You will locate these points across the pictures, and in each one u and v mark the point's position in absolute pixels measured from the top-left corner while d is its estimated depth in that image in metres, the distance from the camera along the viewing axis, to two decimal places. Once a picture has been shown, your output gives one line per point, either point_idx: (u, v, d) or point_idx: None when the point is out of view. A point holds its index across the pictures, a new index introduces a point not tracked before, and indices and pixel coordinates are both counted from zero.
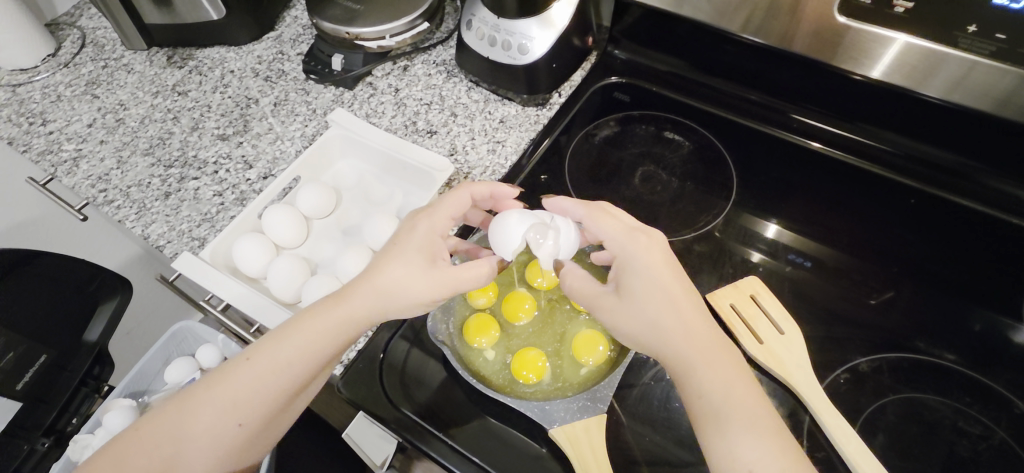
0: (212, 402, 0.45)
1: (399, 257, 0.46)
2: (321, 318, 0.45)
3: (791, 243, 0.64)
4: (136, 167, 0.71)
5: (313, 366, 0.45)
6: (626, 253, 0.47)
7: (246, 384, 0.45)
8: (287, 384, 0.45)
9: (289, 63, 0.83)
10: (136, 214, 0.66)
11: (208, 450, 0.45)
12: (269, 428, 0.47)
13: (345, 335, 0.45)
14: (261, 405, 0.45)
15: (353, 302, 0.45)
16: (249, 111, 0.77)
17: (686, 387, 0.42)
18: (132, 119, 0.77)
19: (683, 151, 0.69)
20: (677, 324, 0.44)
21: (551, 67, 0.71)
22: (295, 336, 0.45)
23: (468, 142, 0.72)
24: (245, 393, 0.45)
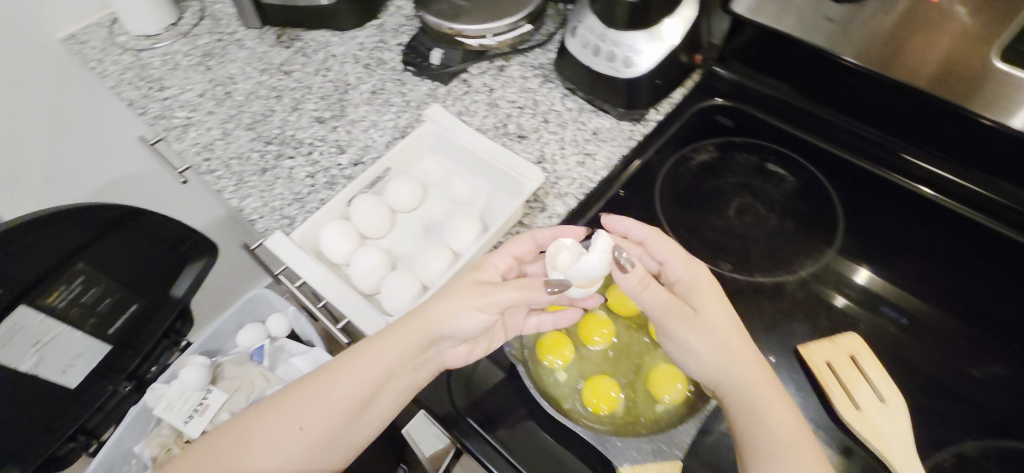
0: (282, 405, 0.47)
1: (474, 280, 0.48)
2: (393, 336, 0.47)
3: (899, 302, 0.58)
4: (238, 140, 0.74)
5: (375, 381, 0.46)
6: (685, 281, 0.48)
7: (315, 390, 0.47)
8: (352, 396, 0.46)
9: (388, 52, 0.84)
10: (234, 185, 0.69)
11: (272, 456, 0.46)
12: (333, 446, 0.47)
13: (411, 352, 0.47)
14: (324, 410, 0.46)
15: (411, 317, 0.47)
16: (347, 97, 0.79)
17: (744, 412, 0.43)
18: (239, 94, 0.80)
19: (786, 187, 0.65)
20: (737, 356, 0.45)
21: (654, 83, 0.68)
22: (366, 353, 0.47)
23: (558, 150, 0.70)
24: (313, 404, 0.47)
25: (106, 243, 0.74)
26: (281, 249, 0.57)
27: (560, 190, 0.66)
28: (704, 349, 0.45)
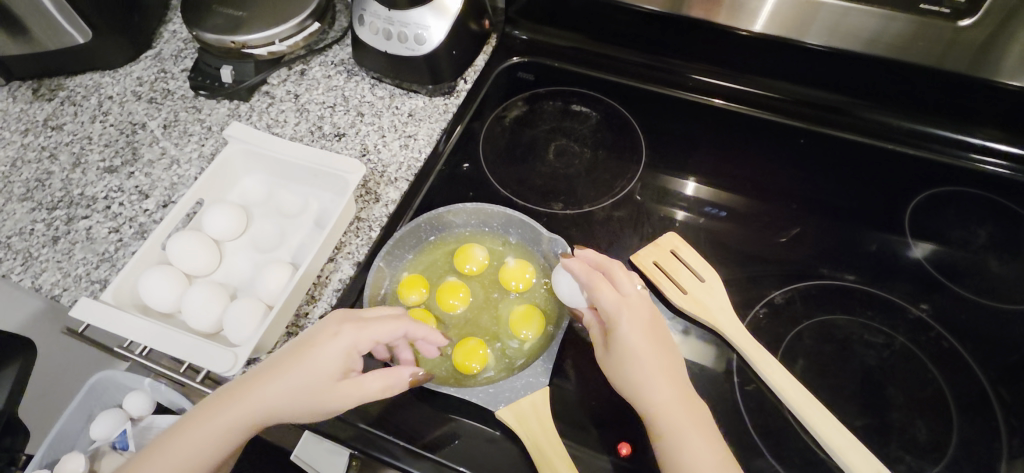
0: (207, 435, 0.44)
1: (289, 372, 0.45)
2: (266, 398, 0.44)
3: (704, 196, 0.68)
4: (14, 214, 0.65)
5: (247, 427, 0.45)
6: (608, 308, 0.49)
7: (249, 404, 0.44)
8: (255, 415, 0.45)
9: (173, 81, 0.77)
10: (22, 265, 0.61)
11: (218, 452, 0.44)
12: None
13: (246, 425, 0.45)
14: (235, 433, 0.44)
15: (240, 392, 0.45)
16: (136, 137, 0.72)
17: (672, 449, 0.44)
18: (2, 164, 0.69)
19: (591, 122, 0.73)
20: (668, 373, 0.47)
21: (451, 54, 0.70)
22: (223, 418, 0.44)
23: (379, 140, 0.70)
24: (290, 392, 0.44)
25: None
26: (93, 315, 0.51)
27: (390, 177, 0.66)
28: (639, 387, 0.46)
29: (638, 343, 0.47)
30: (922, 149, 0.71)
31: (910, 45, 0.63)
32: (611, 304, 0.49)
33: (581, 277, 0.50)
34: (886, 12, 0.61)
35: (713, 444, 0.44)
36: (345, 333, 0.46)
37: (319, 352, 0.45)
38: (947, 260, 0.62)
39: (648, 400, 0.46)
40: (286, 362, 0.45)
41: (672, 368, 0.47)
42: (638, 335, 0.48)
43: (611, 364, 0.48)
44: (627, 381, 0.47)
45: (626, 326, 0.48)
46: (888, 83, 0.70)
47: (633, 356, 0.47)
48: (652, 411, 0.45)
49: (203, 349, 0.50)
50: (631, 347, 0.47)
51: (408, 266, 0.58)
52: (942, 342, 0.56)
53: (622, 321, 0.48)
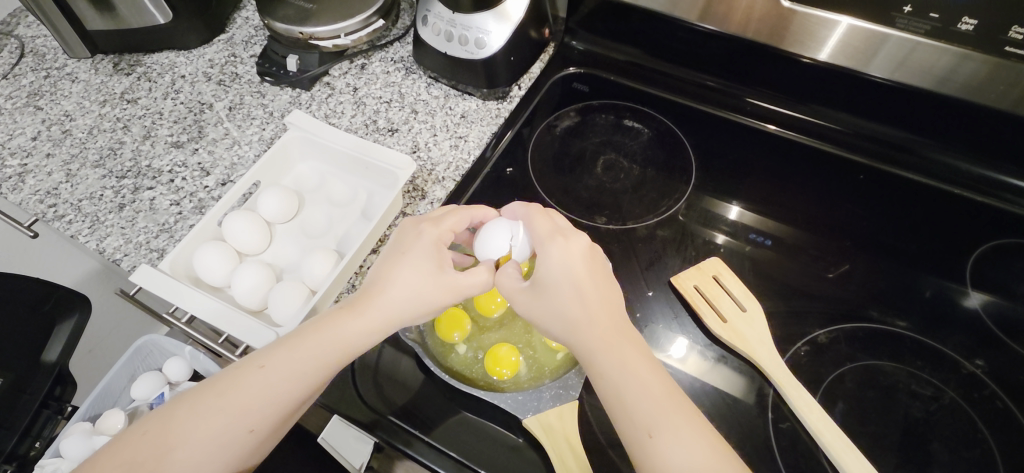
0: (266, 379, 0.44)
1: (405, 273, 0.47)
2: (344, 328, 0.45)
3: (750, 222, 0.67)
4: (86, 179, 0.69)
5: (326, 365, 0.45)
6: (550, 248, 0.47)
7: (369, 314, 0.46)
8: (372, 321, 0.46)
9: (241, 65, 0.81)
10: (89, 228, 0.64)
11: (271, 395, 0.43)
12: (277, 431, 0.46)
13: (346, 347, 0.45)
14: (295, 373, 0.44)
15: (342, 312, 0.46)
16: (203, 115, 0.75)
17: (611, 389, 0.42)
18: (80, 131, 0.74)
19: (642, 138, 0.73)
20: (637, 351, 0.44)
21: (509, 60, 0.71)
22: (309, 346, 0.44)
23: (430, 138, 0.71)
24: (404, 293, 0.46)
25: None
26: (151, 281, 0.54)
27: (438, 176, 0.67)
28: (604, 361, 0.43)
29: (570, 276, 0.46)
30: (992, 197, 0.67)
31: (984, 85, 0.60)
32: (543, 234, 0.49)
33: (519, 215, 0.52)
34: (964, 51, 0.57)
35: (655, 380, 0.42)
36: (426, 232, 0.49)
37: (421, 240, 0.49)
38: (1009, 316, 0.59)
39: (614, 376, 0.42)
40: (388, 268, 0.48)
41: (608, 303, 0.46)
42: (567, 267, 0.46)
43: (543, 308, 0.46)
44: (555, 318, 0.45)
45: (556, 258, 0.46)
46: (959, 125, 0.67)
47: (556, 289, 0.46)
48: (583, 352, 0.44)
49: (251, 328, 0.52)
50: (559, 281, 0.46)
51: None
52: (995, 402, 0.53)
53: (549, 252, 0.47)
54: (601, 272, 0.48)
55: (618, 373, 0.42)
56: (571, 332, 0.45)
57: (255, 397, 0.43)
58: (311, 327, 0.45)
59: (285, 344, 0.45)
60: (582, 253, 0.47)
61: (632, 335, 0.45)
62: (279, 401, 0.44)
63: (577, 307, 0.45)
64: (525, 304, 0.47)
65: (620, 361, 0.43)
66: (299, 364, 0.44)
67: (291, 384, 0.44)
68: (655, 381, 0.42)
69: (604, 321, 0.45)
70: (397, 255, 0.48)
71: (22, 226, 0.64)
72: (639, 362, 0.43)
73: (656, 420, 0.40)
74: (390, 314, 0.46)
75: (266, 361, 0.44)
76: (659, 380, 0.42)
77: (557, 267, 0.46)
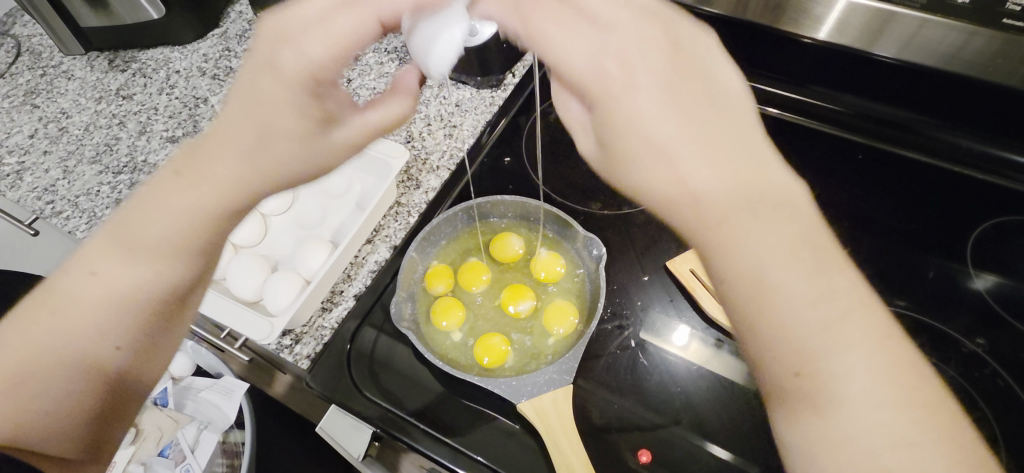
0: (104, 279, 0.38)
1: (245, 126, 0.36)
2: (178, 199, 0.37)
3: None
4: (83, 176, 0.69)
5: (175, 246, 0.38)
6: (619, 71, 0.32)
7: (202, 179, 0.37)
8: (216, 183, 0.37)
9: (236, 59, 0.80)
10: (87, 223, 0.65)
11: (110, 292, 0.38)
12: (157, 334, 0.41)
13: (206, 208, 0.37)
14: (132, 262, 0.38)
15: (182, 173, 0.37)
16: (198, 110, 0.75)
17: (783, 326, 0.29)
18: (76, 128, 0.74)
19: None
20: (789, 228, 0.30)
21: (502, 46, 0.70)
22: (146, 228, 0.38)
23: (424, 128, 0.71)
24: (247, 157, 0.36)
25: None
26: None
27: (432, 165, 0.67)
28: (753, 254, 0.30)
29: (663, 134, 0.31)
30: (996, 175, 0.66)
31: (990, 62, 0.58)
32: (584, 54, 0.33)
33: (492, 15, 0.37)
34: (973, 28, 0.55)
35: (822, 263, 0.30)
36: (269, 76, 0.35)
37: (275, 64, 0.34)
38: (1012, 294, 0.58)
39: (774, 283, 0.29)
40: (235, 114, 0.36)
41: (717, 148, 0.31)
42: (651, 111, 0.32)
43: (641, 177, 0.32)
44: (667, 191, 0.32)
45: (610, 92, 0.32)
46: (961, 102, 0.66)
47: (647, 147, 0.32)
48: (711, 243, 0.31)
49: (247, 319, 0.53)
50: (647, 130, 0.32)
51: (440, 253, 0.59)
52: (997, 380, 0.52)
53: (618, 100, 0.32)
54: (713, 90, 0.33)
55: (766, 278, 0.30)
56: (692, 207, 0.31)
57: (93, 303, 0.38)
58: (148, 200, 0.38)
59: (117, 231, 0.39)
60: (674, 69, 0.33)
61: (779, 212, 0.31)
62: (133, 295, 0.39)
63: (699, 159, 0.31)
64: (606, 165, 0.35)
65: (771, 257, 0.30)
66: (138, 251, 0.38)
67: (140, 277, 0.38)
68: (828, 289, 0.30)
69: (730, 204, 0.30)
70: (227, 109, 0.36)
71: (20, 223, 0.65)
72: (786, 238, 0.30)
73: (839, 354, 0.29)
74: (228, 178, 0.36)
75: (96, 265, 0.39)
76: (826, 272, 0.30)
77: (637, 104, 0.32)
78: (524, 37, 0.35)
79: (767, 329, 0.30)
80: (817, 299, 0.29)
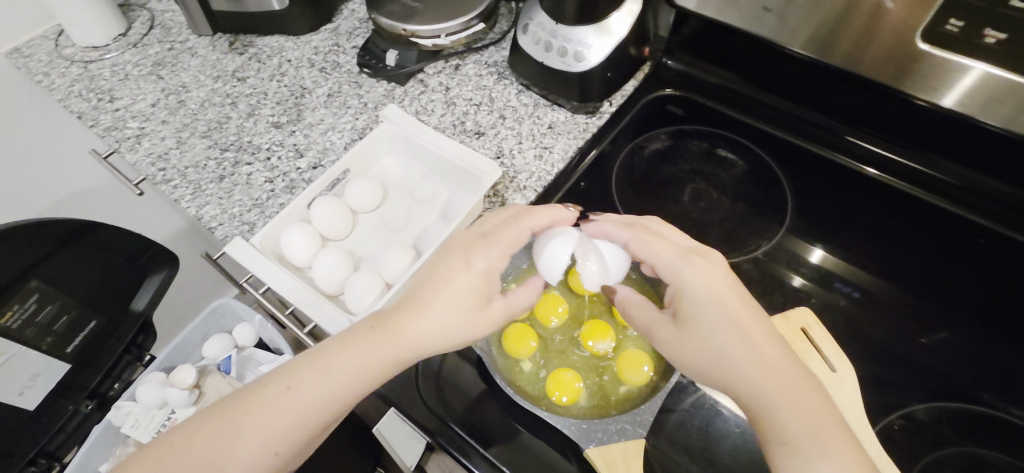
0: (284, 404, 0.44)
1: (451, 293, 0.46)
2: (369, 349, 0.45)
3: (835, 269, 0.62)
4: (193, 148, 0.74)
5: (353, 397, 0.45)
6: (694, 279, 0.45)
7: (398, 343, 0.45)
8: (407, 349, 0.45)
9: (344, 55, 0.84)
10: (191, 194, 0.69)
11: (285, 416, 0.44)
12: (302, 452, 0.46)
13: (393, 366, 0.45)
14: (315, 392, 0.44)
15: (379, 328, 0.46)
16: (304, 100, 0.78)
17: (797, 460, 0.38)
18: (193, 102, 0.79)
19: (735, 171, 0.70)
20: (813, 402, 0.41)
21: (605, 75, 0.70)
22: (338, 365, 0.45)
23: (515, 145, 0.71)
24: (440, 322, 0.45)
25: (59, 261, 0.73)
26: (243, 253, 0.57)
27: (519, 184, 0.67)
28: (784, 415, 0.40)
29: (713, 305, 0.44)
30: None
31: None
32: (663, 258, 0.47)
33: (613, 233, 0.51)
34: None
35: (836, 424, 0.40)
36: (478, 260, 0.47)
37: (478, 248, 0.47)
38: None
39: (797, 435, 0.39)
40: (432, 285, 0.47)
41: (761, 333, 0.44)
42: (713, 300, 0.44)
43: (683, 343, 0.45)
44: (710, 356, 0.43)
45: (689, 293, 0.45)
46: None
47: (704, 325, 0.44)
48: (747, 398, 0.41)
49: (327, 311, 0.54)
50: (705, 318, 0.44)
51: (518, 276, 0.59)
52: None
53: (684, 281, 0.45)
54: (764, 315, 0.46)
55: (783, 426, 0.40)
56: (738, 367, 0.42)
57: (276, 421, 0.43)
58: (338, 346, 0.46)
59: (316, 359, 0.45)
60: (734, 280, 0.46)
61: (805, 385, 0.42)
62: (304, 419, 0.44)
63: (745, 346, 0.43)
64: (676, 341, 0.46)
65: (798, 422, 0.40)
66: (327, 389, 0.44)
67: (319, 411, 0.44)
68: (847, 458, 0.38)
69: (763, 386, 0.41)
70: (440, 265, 0.47)
71: (134, 184, 0.70)
72: (811, 406, 0.40)
73: None
74: (417, 343, 0.45)
75: (291, 382, 0.45)
76: (840, 433, 0.39)
77: (696, 296, 0.45)
78: (634, 242, 0.49)
79: (790, 445, 0.39)
80: (835, 448, 0.38)
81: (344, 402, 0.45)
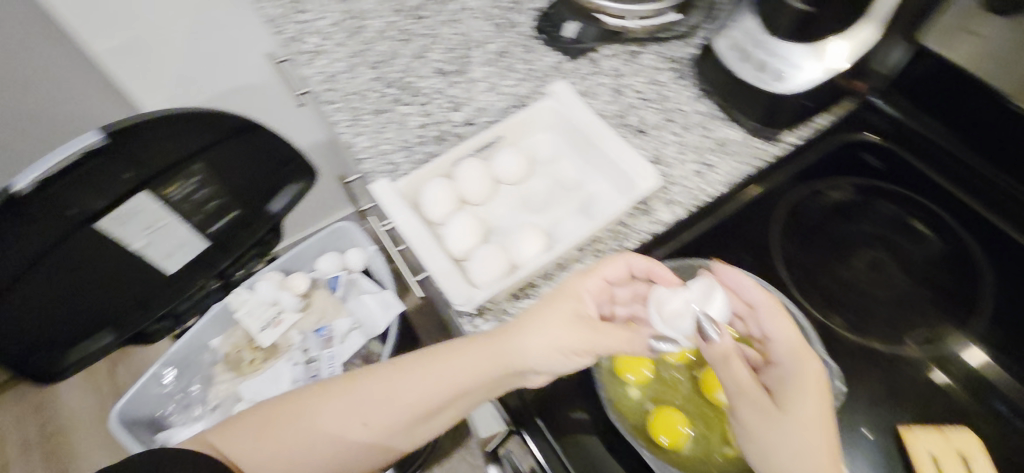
0: (387, 384, 0.51)
1: (555, 318, 0.49)
2: (468, 356, 0.50)
3: (1000, 384, 0.55)
4: (360, 76, 0.75)
5: (446, 391, 0.50)
6: (790, 373, 0.46)
7: (497, 355, 0.49)
8: (501, 363, 0.49)
9: (522, 15, 0.81)
10: (350, 120, 0.71)
11: (385, 392, 0.51)
12: (392, 440, 0.52)
13: (487, 374, 0.49)
14: (415, 380, 0.51)
15: (482, 338, 0.50)
16: (472, 53, 0.77)
17: None
18: (371, 31, 0.81)
19: (928, 250, 0.62)
20: None
21: (800, 103, 0.61)
22: (440, 364, 0.51)
23: (677, 154, 0.66)
24: (541, 343, 0.48)
25: (222, 150, 0.79)
26: (384, 196, 0.57)
27: (670, 196, 0.62)
28: None
29: (803, 401, 0.44)
30: None
31: None
32: (781, 334, 0.48)
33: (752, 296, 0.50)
34: None
35: None
36: (586, 284, 0.50)
37: (590, 277, 0.51)
38: None
39: None
40: (537, 309, 0.50)
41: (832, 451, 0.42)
42: (806, 396, 0.44)
43: (758, 412, 0.44)
44: (775, 438, 0.43)
45: (793, 380, 0.45)
46: None
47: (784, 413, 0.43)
48: None
49: (451, 276, 0.53)
50: (790, 406, 0.44)
51: None
52: None
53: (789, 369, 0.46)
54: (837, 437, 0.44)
55: None
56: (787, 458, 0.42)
57: (376, 395, 0.51)
58: (442, 349, 0.52)
59: (423, 355, 0.52)
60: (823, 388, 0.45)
61: None
62: (401, 404, 0.51)
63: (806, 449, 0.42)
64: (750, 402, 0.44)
65: None
66: (425, 382, 0.51)
67: (415, 398, 0.51)
68: None
69: None
70: (554, 292, 0.51)
71: None
72: None
73: None
74: (511, 358, 0.49)
75: (397, 365, 0.53)
76: None
77: (788, 387, 0.45)
78: (763, 310, 0.49)
79: None
80: None
81: (440, 397, 0.51)
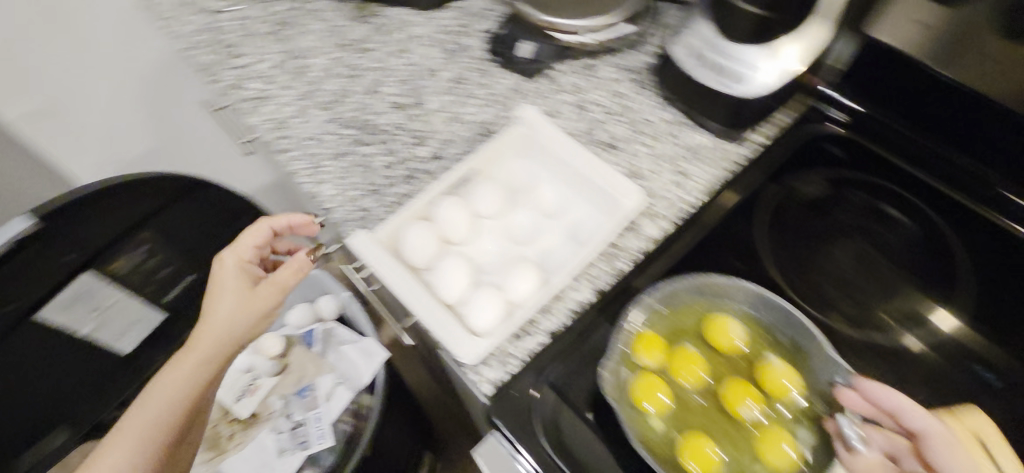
0: (127, 438, 0.50)
1: (139, 405, 0.52)
2: (182, 376, 0.52)
3: (995, 357, 0.55)
4: (314, 119, 0.71)
5: (178, 408, 0.52)
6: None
7: (186, 362, 0.53)
8: (182, 376, 0.52)
9: (472, 38, 0.79)
10: (309, 169, 0.67)
11: (144, 427, 0.51)
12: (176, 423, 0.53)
13: (202, 372, 0.53)
14: (152, 409, 0.51)
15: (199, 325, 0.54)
16: (427, 83, 0.74)
17: None
18: (316, 69, 0.77)
19: (902, 233, 0.62)
20: None
21: (765, 103, 0.62)
22: (132, 422, 0.51)
23: (651, 166, 0.65)
24: (177, 378, 0.52)
25: (172, 213, 0.75)
26: (365, 249, 0.55)
27: (655, 211, 0.61)
28: None
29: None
30: None
31: None
32: None
33: None
34: None
35: None
36: (228, 261, 0.59)
37: (215, 294, 0.56)
38: None
39: None
40: (159, 386, 0.52)
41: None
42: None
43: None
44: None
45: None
46: None
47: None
48: None
49: (448, 327, 0.51)
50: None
51: (650, 314, 0.51)
52: None
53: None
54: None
55: None
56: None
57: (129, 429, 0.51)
58: (153, 383, 0.53)
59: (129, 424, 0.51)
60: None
61: None
62: (161, 425, 0.52)
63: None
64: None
65: None
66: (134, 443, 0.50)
67: (163, 410, 0.52)
68: None
69: None
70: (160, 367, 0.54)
71: None
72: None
73: None
74: (170, 390, 0.52)
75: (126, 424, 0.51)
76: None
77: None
78: None
79: None
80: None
81: (201, 391, 0.54)
